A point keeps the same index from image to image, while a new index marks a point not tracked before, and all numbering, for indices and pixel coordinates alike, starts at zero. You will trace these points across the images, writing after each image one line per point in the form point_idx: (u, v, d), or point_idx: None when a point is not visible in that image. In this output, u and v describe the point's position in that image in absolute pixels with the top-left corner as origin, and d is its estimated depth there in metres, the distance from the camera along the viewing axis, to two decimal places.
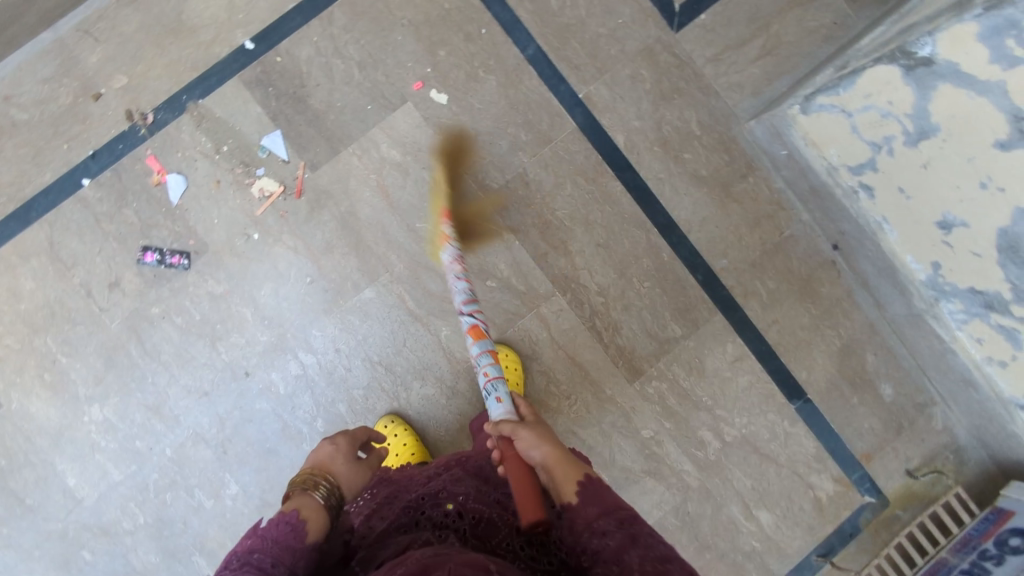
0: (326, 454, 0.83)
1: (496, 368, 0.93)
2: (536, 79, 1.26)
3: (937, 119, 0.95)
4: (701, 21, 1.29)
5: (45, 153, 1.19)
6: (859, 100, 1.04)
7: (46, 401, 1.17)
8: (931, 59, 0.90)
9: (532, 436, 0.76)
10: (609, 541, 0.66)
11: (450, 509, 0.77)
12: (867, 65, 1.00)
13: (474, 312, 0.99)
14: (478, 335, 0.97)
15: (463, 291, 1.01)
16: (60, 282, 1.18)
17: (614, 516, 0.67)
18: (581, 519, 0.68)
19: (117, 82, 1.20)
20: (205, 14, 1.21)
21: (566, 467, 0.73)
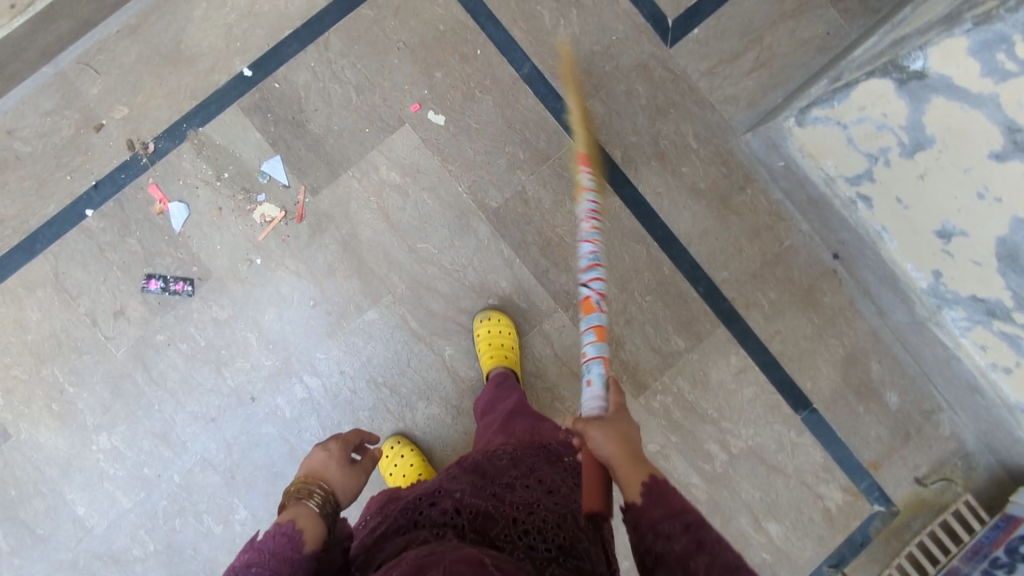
0: (320, 460, 0.81)
1: (598, 348, 0.87)
2: (532, 98, 1.27)
3: (931, 130, 0.97)
4: (694, 36, 1.29)
5: (48, 185, 1.19)
6: (854, 112, 1.05)
7: (55, 431, 1.18)
8: (923, 72, 0.92)
9: (601, 435, 0.71)
10: (674, 544, 0.61)
11: (447, 507, 0.74)
12: (861, 78, 1.02)
13: (592, 281, 0.92)
14: (588, 308, 0.90)
15: (591, 253, 0.93)
16: (66, 312, 1.19)
17: (679, 519, 0.63)
18: (644, 519, 0.64)
19: (118, 112, 1.21)
20: (203, 43, 1.22)
21: (630, 467, 0.68)
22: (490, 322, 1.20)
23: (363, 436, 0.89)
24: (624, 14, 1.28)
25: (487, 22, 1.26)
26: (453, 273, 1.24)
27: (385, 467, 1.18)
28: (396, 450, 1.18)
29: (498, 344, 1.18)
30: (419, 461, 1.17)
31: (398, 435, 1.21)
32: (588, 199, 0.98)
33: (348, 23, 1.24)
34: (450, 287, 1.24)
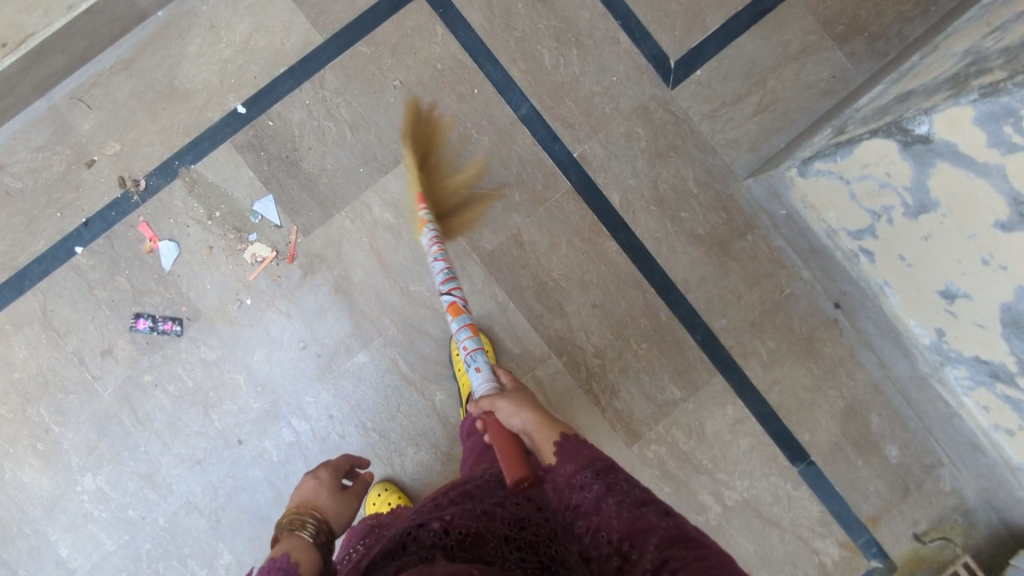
0: (308, 493, 0.83)
1: (475, 338, 0.94)
2: (529, 139, 1.24)
3: (935, 194, 0.94)
4: (696, 77, 1.27)
5: (38, 222, 1.18)
6: (857, 169, 1.03)
7: (40, 471, 1.17)
8: (928, 137, 0.90)
9: (511, 405, 0.82)
10: (588, 492, 0.70)
11: (436, 526, 0.68)
12: (865, 137, 1.00)
13: (452, 289, 0.96)
14: (456, 311, 0.96)
15: (443, 269, 0.98)
16: (54, 351, 1.18)
17: (591, 469, 0.72)
18: (562, 476, 0.73)
19: (109, 148, 1.19)
20: (197, 79, 1.20)
21: (544, 429, 0.78)
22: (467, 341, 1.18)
23: (352, 462, 0.94)
24: (625, 55, 1.26)
25: (485, 61, 1.24)
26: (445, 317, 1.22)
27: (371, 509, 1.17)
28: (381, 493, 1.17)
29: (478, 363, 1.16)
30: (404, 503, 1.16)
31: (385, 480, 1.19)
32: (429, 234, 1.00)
33: (344, 60, 1.22)
34: (442, 331, 1.22)
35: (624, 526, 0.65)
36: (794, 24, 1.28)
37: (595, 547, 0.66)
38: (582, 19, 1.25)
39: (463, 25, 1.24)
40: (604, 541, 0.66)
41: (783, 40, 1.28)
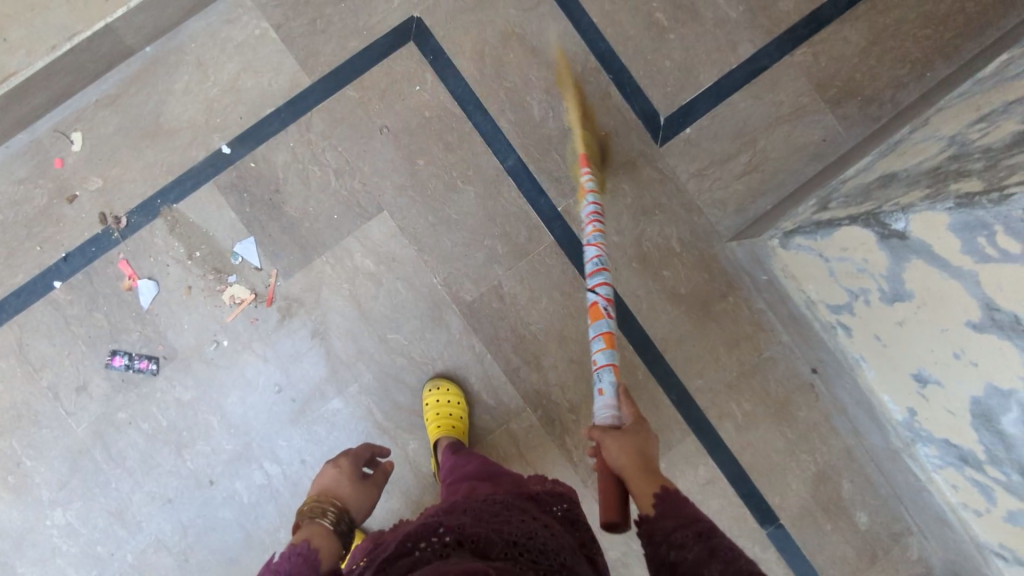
0: (329, 481, 0.88)
1: (610, 354, 0.95)
2: (514, 191, 1.23)
3: (911, 286, 0.94)
4: (685, 135, 1.26)
5: (16, 255, 1.18)
6: (836, 250, 1.03)
7: (10, 503, 1.18)
8: (904, 233, 0.90)
9: (616, 444, 0.79)
10: (687, 553, 0.65)
11: (446, 535, 0.70)
12: (845, 222, 0.99)
13: (599, 286, 1.01)
14: (598, 315, 0.99)
15: (595, 257, 1.02)
16: (29, 384, 1.18)
17: (691, 529, 0.67)
18: (659, 529, 0.69)
19: (92, 183, 1.18)
20: (183, 117, 1.19)
21: (642, 479, 0.74)
22: (438, 392, 1.18)
23: (372, 452, 0.98)
24: (614, 110, 1.25)
25: (474, 111, 1.23)
26: (422, 366, 1.22)
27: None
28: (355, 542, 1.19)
29: (446, 415, 1.15)
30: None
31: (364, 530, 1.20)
32: (589, 201, 1.08)
33: (331, 104, 1.21)
34: (418, 380, 1.22)
35: None
36: (787, 85, 1.26)
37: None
38: (572, 72, 1.24)
39: (452, 73, 1.23)
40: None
41: (775, 101, 1.27)
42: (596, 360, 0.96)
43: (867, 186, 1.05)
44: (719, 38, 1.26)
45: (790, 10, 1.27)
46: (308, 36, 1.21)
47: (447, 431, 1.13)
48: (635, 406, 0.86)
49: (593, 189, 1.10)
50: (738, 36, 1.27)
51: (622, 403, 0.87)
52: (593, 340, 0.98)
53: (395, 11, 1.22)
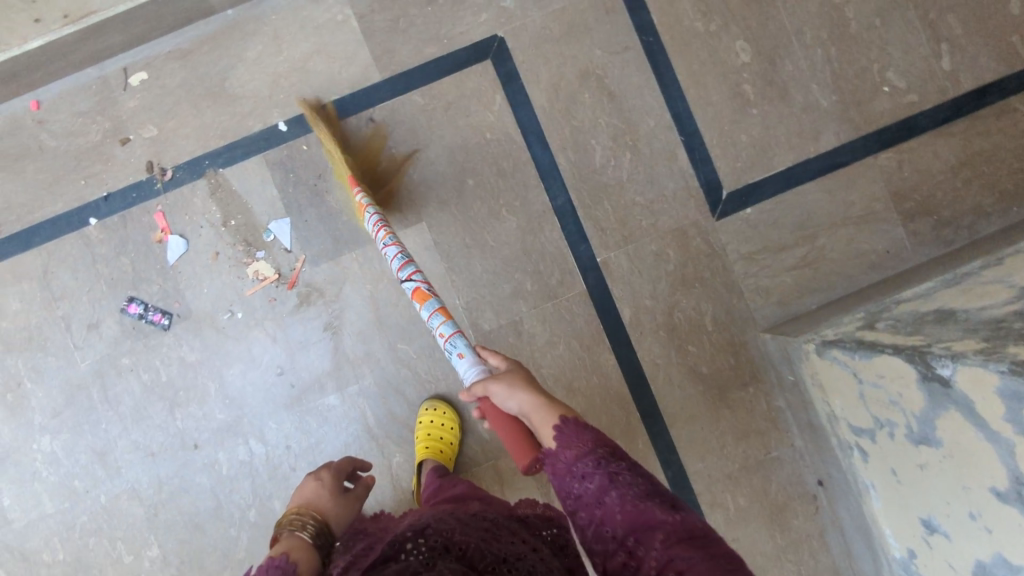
0: (311, 495, 0.83)
1: (450, 323, 0.95)
2: (557, 232, 1.20)
3: (942, 435, 0.87)
4: (745, 214, 1.21)
5: (60, 183, 1.19)
6: (871, 374, 0.95)
7: (3, 419, 1.19)
8: (948, 380, 0.82)
9: (504, 388, 0.77)
10: (590, 484, 0.66)
11: (435, 543, 0.65)
12: (886, 350, 0.91)
13: (411, 275, 1.01)
14: (421, 298, 0.99)
15: (396, 255, 1.02)
16: (45, 310, 1.19)
17: (591, 456, 0.67)
18: (561, 462, 0.69)
19: (146, 131, 1.19)
20: (248, 86, 1.19)
21: (539, 412, 0.74)
22: (434, 414, 1.16)
23: (347, 473, 0.93)
24: (678, 173, 1.21)
25: (535, 142, 1.21)
26: (425, 383, 1.21)
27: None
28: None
29: (438, 438, 1.14)
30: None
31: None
32: (368, 212, 1.07)
33: (395, 104, 1.20)
34: (418, 396, 1.20)
35: (624, 521, 0.62)
36: (863, 187, 1.21)
37: (598, 540, 0.64)
38: (644, 125, 1.21)
39: (522, 100, 1.21)
40: (609, 537, 0.63)
41: (846, 200, 1.21)
42: (440, 334, 0.95)
43: (923, 312, 0.96)
44: (802, 123, 1.22)
45: (884, 111, 1.22)
46: (389, 33, 1.20)
47: (435, 456, 1.12)
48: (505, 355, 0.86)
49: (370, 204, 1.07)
50: (823, 126, 1.22)
51: (487, 356, 0.88)
52: (430, 319, 0.98)
53: (480, 26, 1.21)
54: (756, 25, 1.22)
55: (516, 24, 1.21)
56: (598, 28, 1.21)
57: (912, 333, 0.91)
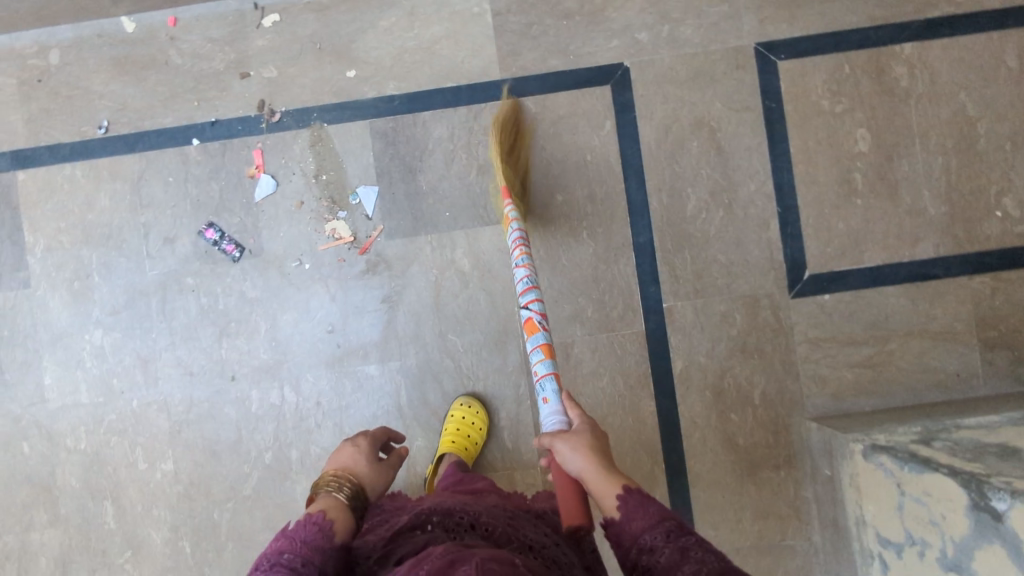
0: (346, 461, 0.89)
1: (549, 362, 0.98)
2: (630, 267, 1.20)
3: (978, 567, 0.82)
4: (821, 299, 1.19)
5: (175, 100, 1.24)
6: (916, 489, 0.92)
7: (64, 304, 1.23)
8: (1001, 515, 0.77)
9: (569, 448, 0.81)
10: (659, 556, 0.66)
11: (463, 520, 0.77)
12: (940, 469, 0.88)
13: (531, 303, 1.04)
14: (531, 329, 1.02)
15: (524, 276, 1.05)
16: (129, 213, 1.23)
17: (661, 528, 0.68)
18: (628, 533, 0.70)
19: (267, 71, 1.23)
20: (373, 53, 1.22)
21: (599, 479, 0.76)
22: (467, 410, 1.17)
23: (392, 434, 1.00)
24: (764, 241, 1.20)
25: (632, 175, 1.21)
26: (465, 379, 1.21)
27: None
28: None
29: (465, 435, 1.14)
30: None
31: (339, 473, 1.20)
32: (515, 227, 1.10)
33: (508, 106, 1.22)
34: (454, 389, 1.21)
35: None
36: (948, 304, 1.18)
37: None
38: (743, 187, 1.20)
39: (630, 132, 1.21)
40: None
41: (928, 312, 1.18)
42: (536, 371, 0.98)
43: (985, 443, 0.93)
44: (903, 225, 1.19)
45: (991, 235, 1.18)
46: (520, 36, 1.22)
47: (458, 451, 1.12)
48: (583, 412, 0.88)
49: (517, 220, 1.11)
50: (923, 233, 1.19)
51: (569, 409, 0.90)
52: (531, 352, 1.01)
53: (609, 51, 1.21)
54: (882, 117, 1.20)
55: (644, 57, 1.21)
56: (724, 81, 1.21)
57: (971, 460, 0.87)
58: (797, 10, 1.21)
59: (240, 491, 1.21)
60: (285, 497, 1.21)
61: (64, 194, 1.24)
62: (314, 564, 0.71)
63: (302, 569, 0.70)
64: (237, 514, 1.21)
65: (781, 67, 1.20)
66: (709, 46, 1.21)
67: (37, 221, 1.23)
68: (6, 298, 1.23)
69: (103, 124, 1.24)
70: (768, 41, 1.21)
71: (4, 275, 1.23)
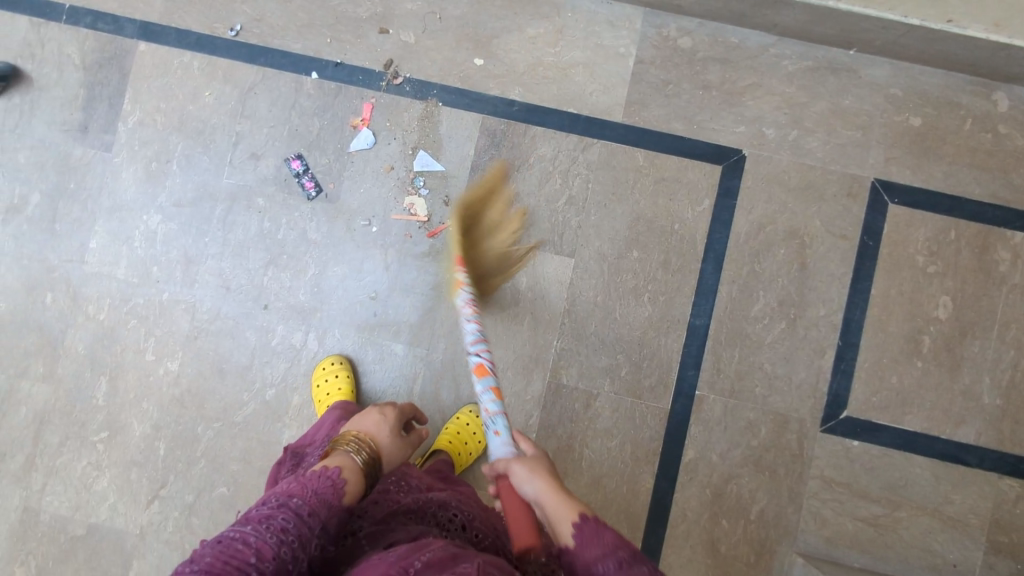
0: (371, 425, 0.88)
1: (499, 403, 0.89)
2: (677, 345, 1.19)
3: None
4: (848, 443, 1.18)
5: (310, 30, 1.24)
6: None
7: (136, 179, 1.23)
8: None
9: (524, 470, 0.76)
10: None
11: (456, 519, 0.86)
12: None
13: (479, 350, 0.95)
14: (480, 372, 0.92)
15: (471, 329, 0.96)
16: (228, 118, 1.23)
17: (612, 558, 0.63)
18: (580, 562, 0.66)
19: (405, 35, 1.24)
20: (511, 55, 1.23)
21: (554, 505, 0.71)
22: (471, 419, 1.17)
23: (417, 410, 0.98)
24: (814, 368, 1.19)
25: (711, 258, 1.20)
26: None
27: (316, 378, 1.17)
28: (327, 362, 1.18)
29: (461, 441, 1.14)
30: (348, 378, 1.16)
31: (339, 354, 1.20)
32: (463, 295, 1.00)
33: (618, 151, 1.22)
34: (468, 397, 1.20)
35: None
36: (968, 494, 1.16)
37: None
38: (813, 309, 1.19)
39: (725, 217, 1.21)
40: None
41: (946, 494, 1.16)
42: (484, 407, 0.88)
43: None
44: (953, 403, 1.18)
45: None
46: (654, 89, 1.22)
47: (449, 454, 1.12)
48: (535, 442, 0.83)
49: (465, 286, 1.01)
50: (970, 418, 1.17)
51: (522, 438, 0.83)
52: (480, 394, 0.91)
53: (732, 135, 1.21)
54: (969, 293, 1.19)
55: (763, 153, 1.21)
56: (830, 203, 1.20)
57: None
58: (925, 162, 1.20)
59: (230, 416, 1.20)
60: (271, 437, 1.20)
61: (175, 79, 1.24)
62: (317, 517, 0.73)
63: (307, 518, 0.72)
64: (220, 436, 1.20)
65: (890, 210, 1.20)
66: (828, 165, 1.21)
67: (141, 94, 1.24)
68: (84, 153, 1.23)
69: (235, 28, 1.24)
70: (886, 180, 1.20)
71: (90, 132, 1.24)
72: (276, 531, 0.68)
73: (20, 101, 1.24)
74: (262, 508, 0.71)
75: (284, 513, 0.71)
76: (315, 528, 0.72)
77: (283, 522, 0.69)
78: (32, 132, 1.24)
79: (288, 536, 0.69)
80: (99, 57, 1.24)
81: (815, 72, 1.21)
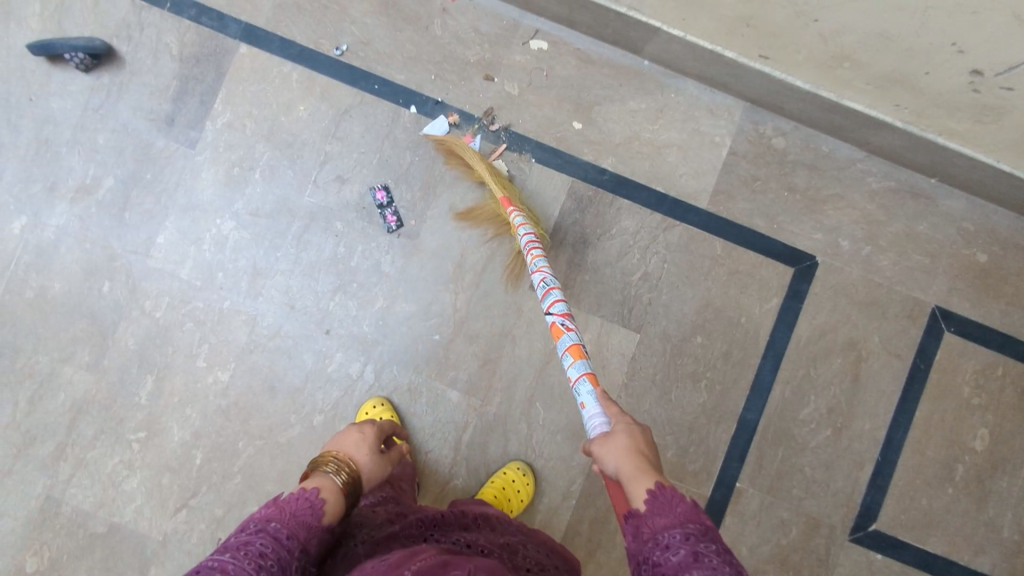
0: (346, 443, 0.80)
1: (581, 364, 0.92)
2: (726, 436, 1.22)
3: None
4: (872, 555, 1.22)
5: (416, 64, 1.23)
6: None
7: (216, 182, 1.21)
8: None
9: (611, 443, 0.72)
10: (669, 555, 0.60)
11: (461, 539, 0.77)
12: None
13: (555, 311, 0.99)
14: (558, 333, 0.97)
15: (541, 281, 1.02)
16: (320, 136, 1.22)
17: (682, 530, 0.62)
18: (647, 527, 0.63)
19: (509, 86, 1.24)
20: (609, 125, 1.24)
21: (636, 474, 0.67)
22: (514, 473, 1.17)
23: (397, 425, 0.90)
24: (851, 478, 1.22)
25: (771, 356, 1.23)
26: (528, 450, 1.21)
27: None
28: (369, 406, 1.17)
29: (506, 492, 1.13)
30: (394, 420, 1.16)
31: (384, 396, 1.20)
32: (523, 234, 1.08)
33: (698, 237, 1.24)
34: (515, 454, 1.21)
35: None
36: None
37: None
38: (859, 421, 1.23)
39: (790, 319, 1.24)
40: None
41: None
42: (570, 376, 0.92)
43: None
44: (975, 532, 1.22)
45: None
46: (742, 182, 1.25)
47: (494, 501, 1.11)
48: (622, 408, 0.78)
49: (525, 225, 1.09)
50: (989, 548, 1.22)
51: (606, 406, 0.79)
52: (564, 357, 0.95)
53: (810, 242, 1.24)
54: (1005, 429, 1.24)
55: (836, 263, 1.24)
56: (891, 322, 1.24)
57: None
58: (985, 298, 1.25)
59: (274, 434, 1.19)
60: None
61: (272, 87, 1.22)
62: (297, 540, 0.67)
63: (285, 541, 0.66)
64: (260, 454, 1.19)
65: (945, 338, 1.24)
66: (895, 285, 1.25)
67: (235, 96, 1.22)
68: (166, 146, 1.21)
69: (340, 47, 1.23)
70: (947, 309, 1.25)
71: (176, 125, 1.21)
72: (254, 558, 0.63)
73: (109, 81, 1.21)
74: (237, 535, 0.65)
75: (262, 537, 0.65)
76: (295, 550, 0.66)
77: (260, 547, 0.64)
78: (116, 115, 1.21)
79: (266, 561, 0.63)
80: (198, 52, 1.22)
81: (896, 194, 1.25)
